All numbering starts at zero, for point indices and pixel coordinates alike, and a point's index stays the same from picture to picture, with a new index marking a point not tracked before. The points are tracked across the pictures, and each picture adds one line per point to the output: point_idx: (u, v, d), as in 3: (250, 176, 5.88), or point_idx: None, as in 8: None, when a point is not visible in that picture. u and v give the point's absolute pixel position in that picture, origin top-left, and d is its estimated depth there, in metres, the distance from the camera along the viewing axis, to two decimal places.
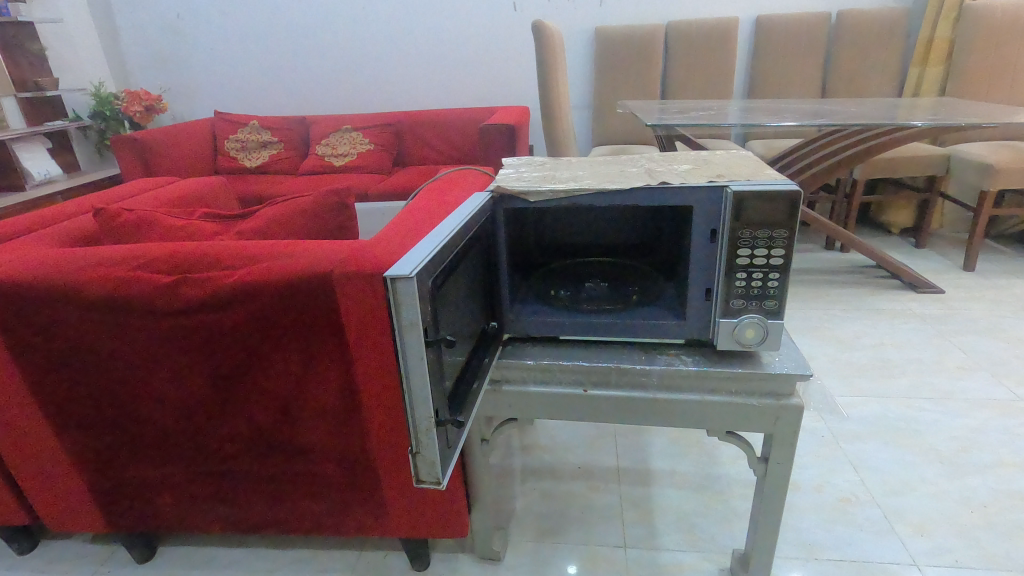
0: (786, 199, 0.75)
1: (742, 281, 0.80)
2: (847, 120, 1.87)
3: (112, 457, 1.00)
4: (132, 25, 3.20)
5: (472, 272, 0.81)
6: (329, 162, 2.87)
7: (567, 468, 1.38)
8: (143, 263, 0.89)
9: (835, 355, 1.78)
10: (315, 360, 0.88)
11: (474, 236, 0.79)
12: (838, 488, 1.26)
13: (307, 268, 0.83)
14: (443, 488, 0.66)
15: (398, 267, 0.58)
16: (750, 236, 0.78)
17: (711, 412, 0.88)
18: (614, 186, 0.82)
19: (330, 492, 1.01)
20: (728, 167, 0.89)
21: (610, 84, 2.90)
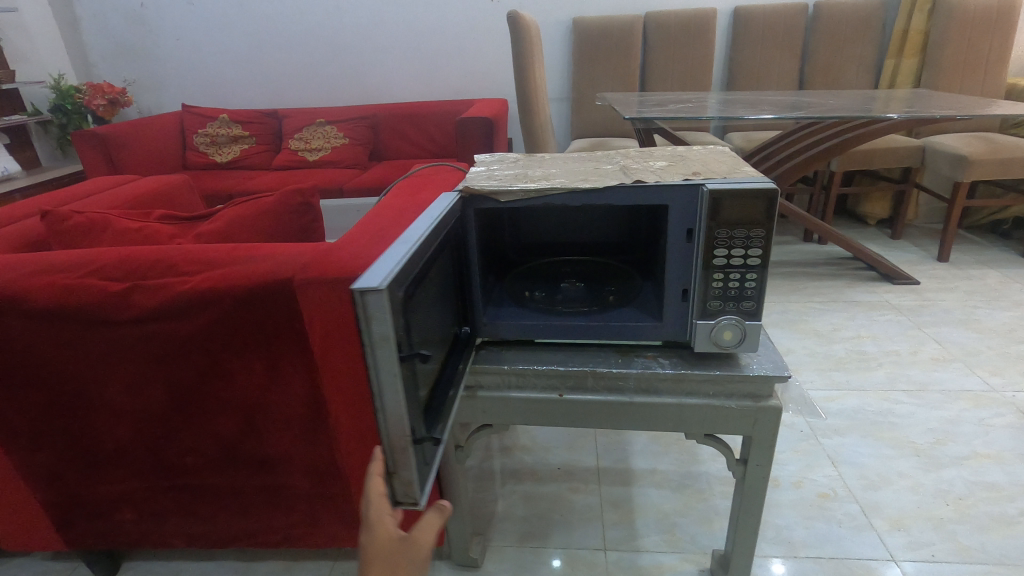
0: (764, 196, 0.73)
1: (719, 281, 0.78)
2: (824, 113, 1.87)
3: (66, 473, 0.95)
4: (94, 14, 3.07)
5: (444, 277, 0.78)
6: (303, 157, 2.80)
7: (547, 469, 1.36)
8: (95, 270, 0.84)
9: (814, 348, 1.79)
10: (280, 368, 0.84)
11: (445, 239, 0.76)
12: (817, 483, 1.26)
13: (267, 275, 0.79)
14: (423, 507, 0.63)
15: (367, 277, 0.54)
16: (726, 235, 0.75)
17: (689, 415, 0.86)
18: (586, 184, 0.79)
19: (299, 504, 0.97)
20: (705, 163, 0.86)
21: (589, 75, 2.87)
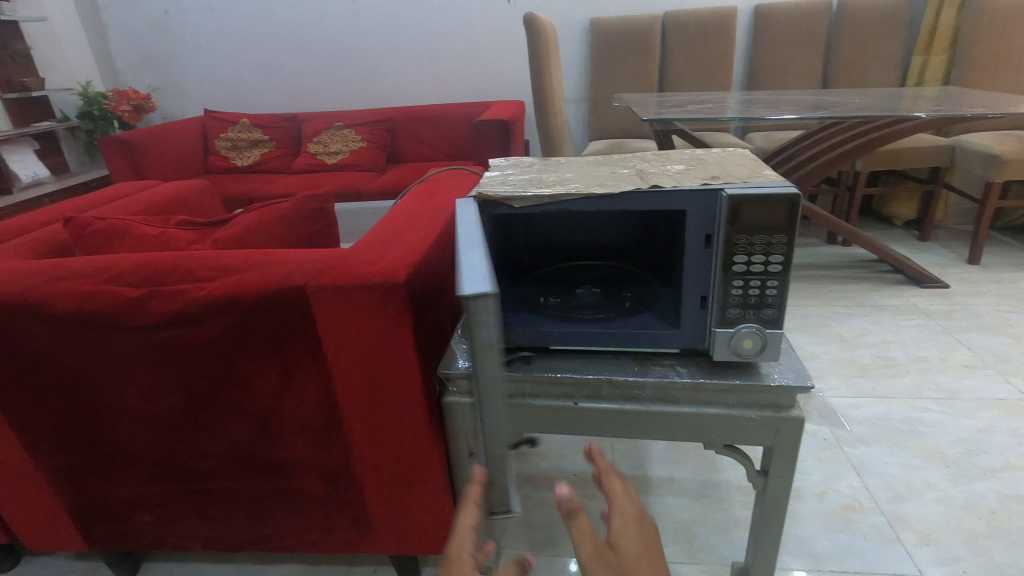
0: (785, 202, 0.70)
1: (738, 289, 0.76)
2: (848, 112, 1.82)
3: (86, 476, 0.97)
4: (120, 22, 3.14)
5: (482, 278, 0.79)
6: (321, 160, 2.82)
7: (563, 475, 1.34)
8: (114, 276, 0.85)
9: (838, 353, 1.74)
10: (294, 373, 0.84)
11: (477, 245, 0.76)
12: (841, 494, 1.23)
13: (280, 281, 0.79)
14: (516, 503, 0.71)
15: (467, 284, 0.55)
16: (746, 242, 0.73)
17: (708, 426, 0.84)
18: (601, 189, 0.78)
19: (313, 509, 0.97)
20: (724, 167, 0.84)
21: (606, 76, 2.84)
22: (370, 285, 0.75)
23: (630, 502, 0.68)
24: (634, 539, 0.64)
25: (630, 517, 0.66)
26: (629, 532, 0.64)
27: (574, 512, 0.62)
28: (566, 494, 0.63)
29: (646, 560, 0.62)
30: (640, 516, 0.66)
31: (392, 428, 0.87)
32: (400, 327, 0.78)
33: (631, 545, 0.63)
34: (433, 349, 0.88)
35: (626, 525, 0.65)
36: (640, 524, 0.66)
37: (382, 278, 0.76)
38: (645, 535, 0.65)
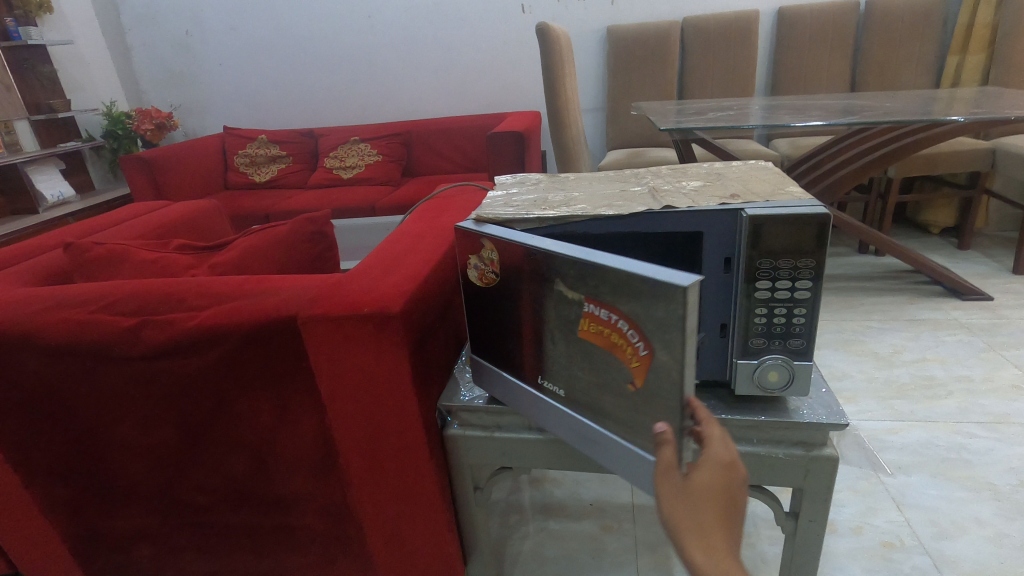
0: (813, 222, 0.63)
1: (762, 317, 0.69)
2: (880, 117, 1.73)
3: (84, 508, 0.94)
4: (144, 43, 3.21)
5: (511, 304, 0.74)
6: (337, 174, 2.82)
7: (578, 505, 1.28)
8: (107, 304, 0.83)
9: (873, 372, 1.64)
10: (290, 406, 0.80)
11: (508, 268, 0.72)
12: (880, 530, 1.13)
13: (273, 311, 0.75)
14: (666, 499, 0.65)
15: (666, 278, 0.52)
16: (770, 266, 0.66)
17: None
18: (610, 211, 0.73)
19: (313, 545, 0.93)
20: (745, 183, 0.78)
21: (624, 85, 2.78)
22: (364, 315, 0.71)
23: (723, 445, 0.56)
24: (712, 480, 0.54)
25: (717, 459, 0.55)
26: (710, 474, 0.54)
27: (666, 446, 0.54)
28: (665, 430, 0.54)
29: (722, 507, 0.53)
30: (730, 461, 0.55)
31: (391, 465, 0.82)
32: (397, 359, 0.73)
33: (708, 486, 0.53)
34: (434, 379, 0.84)
35: (711, 467, 0.54)
36: (727, 468, 0.55)
37: (377, 307, 0.71)
38: (729, 485, 0.54)
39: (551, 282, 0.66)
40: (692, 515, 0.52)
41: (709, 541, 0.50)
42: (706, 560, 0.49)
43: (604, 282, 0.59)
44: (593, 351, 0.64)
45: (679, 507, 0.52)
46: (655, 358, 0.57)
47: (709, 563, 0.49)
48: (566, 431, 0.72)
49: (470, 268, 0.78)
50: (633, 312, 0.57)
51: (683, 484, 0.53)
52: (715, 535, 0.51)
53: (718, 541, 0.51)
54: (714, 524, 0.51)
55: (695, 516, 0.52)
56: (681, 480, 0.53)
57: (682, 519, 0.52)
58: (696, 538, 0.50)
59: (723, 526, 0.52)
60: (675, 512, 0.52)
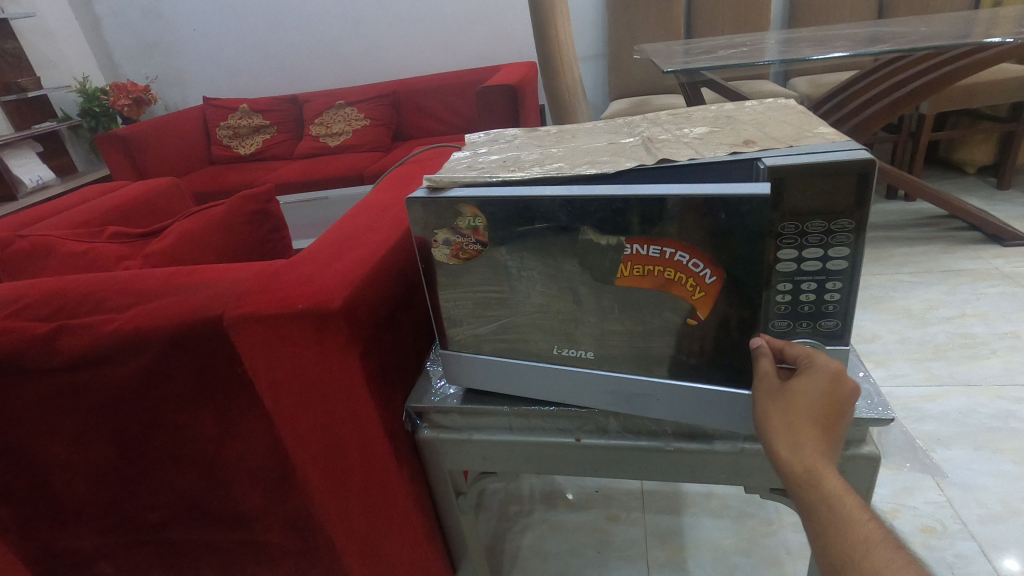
0: (851, 172, 0.49)
1: (785, 295, 0.56)
2: (913, 44, 1.53)
3: (32, 528, 0.85)
4: (113, 12, 3.03)
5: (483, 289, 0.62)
6: (324, 142, 2.67)
7: (582, 493, 1.18)
8: (18, 308, 0.71)
9: (906, 332, 1.49)
10: (233, 417, 0.70)
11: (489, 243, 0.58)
12: (919, 513, 1.02)
13: (197, 311, 0.64)
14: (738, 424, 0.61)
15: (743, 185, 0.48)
16: (795, 230, 0.52)
17: (748, 466, 0.66)
18: (592, 169, 0.57)
19: (283, 560, 0.84)
20: (762, 125, 0.63)
21: (625, 26, 2.55)
22: (300, 313, 0.59)
23: (830, 358, 0.52)
24: (814, 385, 0.50)
25: (824, 367, 0.51)
26: (811, 379, 0.51)
27: (765, 358, 0.53)
28: (761, 343, 0.54)
29: (822, 412, 0.50)
30: (842, 372, 0.51)
31: (355, 479, 0.71)
32: (345, 365, 0.61)
33: (808, 389, 0.50)
34: (398, 379, 0.72)
35: (817, 377, 0.51)
36: (835, 376, 0.51)
37: (315, 304, 0.59)
38: (835, 396, 0.50)
39: (571, 237, 0.55)
40: (781, 413, 0.50)
41: (797, 435, 0.49)
42: (787, 452, 0.48)
43: (656, 215, 0.51)
44: (634, 297, 0.57)
45: (772, 406, 0.51)
46: (727, 282, 0.52)
47: (791, 456, 0.48)
48: (598, 397, 0.64)
49: (435, 246, 0.60)
50: (698, 237, 0.51)
51: (780, 388, 0.52)
52: (805, 432, 0.48)
53: (808, 437, 0.48)
54: (806, 423, 0.49)
55: (789, 420, 0.50)
56: (780, 386, 0.52)
57: (775, 419, 0.50)
58: (784, 431, 0.49)
59: (817, 426, 0.49)
60: (766, 411, 0.51)
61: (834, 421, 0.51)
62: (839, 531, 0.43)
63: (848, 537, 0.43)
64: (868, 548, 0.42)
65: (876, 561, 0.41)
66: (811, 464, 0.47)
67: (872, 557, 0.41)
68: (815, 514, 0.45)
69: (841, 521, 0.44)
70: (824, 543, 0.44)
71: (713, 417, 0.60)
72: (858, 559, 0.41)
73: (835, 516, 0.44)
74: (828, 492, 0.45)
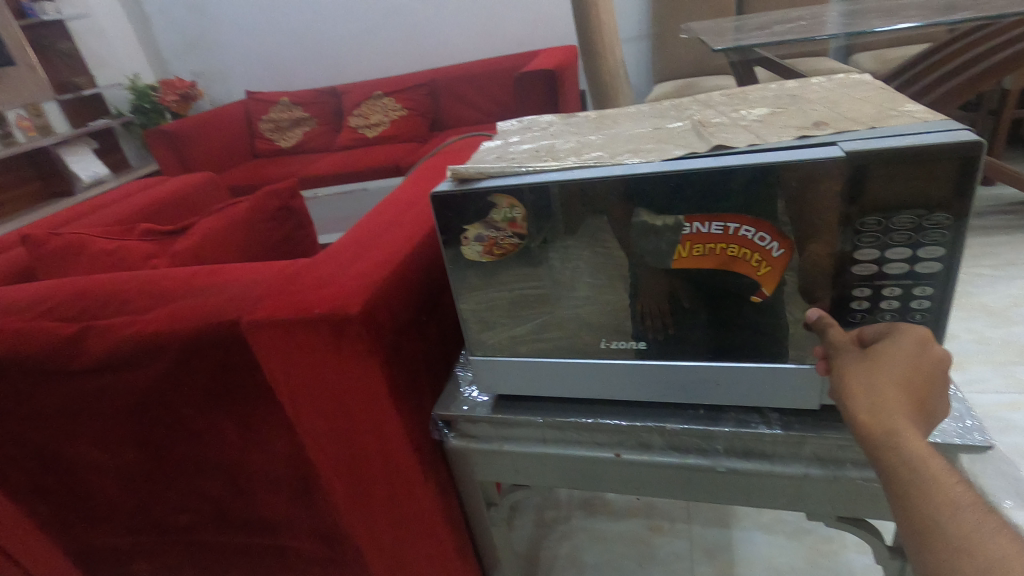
0: (952, 157, 0.41)
1: (861, 303, 0.48)
2: (999, 10, 1.37)
3: (70, 525, 0.86)
4: (161, 10, 3.10)
5: (517, 288, 0.56)
6: (362, 133, 2.66)
7: (623, 500, 1.11)
8: (46, 309, 0.71)
9: (985, 331, 1.35)
10: (253, 424, 0.67)
11: (527, 236, 0.53)
12: None
13: (214, 316, 0.61)
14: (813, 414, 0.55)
15: (816, 154, 0.43)
16: (878, 226, 0.44)
17: (814, 491, 0.58)
18: (638, 157, 0.50)
19: (309, 566, 0.82)
20: (833, 104, 0.55)
21: (671, 4, 2.42)
22: (316, 319, 0.55)
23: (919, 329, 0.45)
24: (900, 348, 0.43)
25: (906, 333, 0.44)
26: (893, 344, 0.44)
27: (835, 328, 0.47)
28: (819, 314, 0.48)
29: (912, 378, 0.42)
30: (930, 338, 0.44)
31: (378, 489, 0.67)
32: (362, 372, 0.57)
33: (894, 352, 0.43)
34: (424, 385, 0.68)
35: (903, 341, 0.44)
36: (921, 342, 0.44)
37: (331, 309, 0.55)
38: (925, 362, 0.43)
39: (621, 218, 0.50)
40: (859, 373, 0.43)
41: (876, 392, 0.41)
42: (866, 412, 0.40)
43: (718, 190, 0.46)
44: (693, 281, 0.51)
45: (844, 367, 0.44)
46: (798, 255, 0.47)
47: (871, 416, 0.40)
48: (650, 390, 0.58)
49: (466, 244, 0.55)
50: (765, 209, 0.46)
51: (853, 352, 0.45)
52: (889, 391, 0.41)
53: (891, 395, 0.41)
54: (888, 380, 0.41)
55: (868, 379, 0.42)
56: (859, 352, 0.45)
57: (852, 380, 0.43)
58: (859, 388, 0.42)
59: (903, 387, 0.41)
60: (842, 374, 0.44)
61: (926, 394, 0.42)
62: (919, 488, 0.35)
63: (932, 495, 0.34)
64: (955, 505, 0.33)
65: (967, 521, 0.32)
66: (894, 423, 0.39)
67: (962, 514, 0.33)
68: (892, 473, 0.37)
69: (923, 478, 0.35)
70: (904, 505, 0.35)
71: (779, 397, 0.54)
72: (944, 519, 0.33)
73: (918, 473, 0.35)
74: (910, 450, 0.37)
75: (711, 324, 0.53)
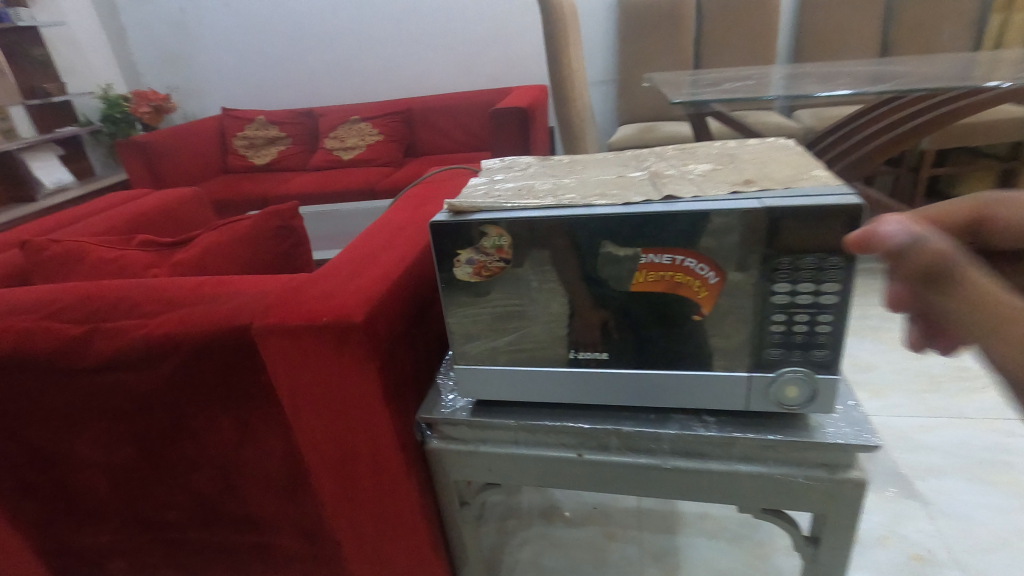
0: (843, 215, 0.53)
1: (779, 326, 0.59)
2: (914, 84, 1.58)
3: (52, 523, 0.89)
4: (138, 23, 3.12)
5: (499, 304, 0.66)
6: (338, 155, 2.73)
7: (581, 509, 1.20)
8: (55, 311, 0.75)
9: (903, 363, 1.52)
10: (251, 422, 0.73)
11: (512, 259, 0.62)
12: (909, 541, 1.04)
13: (226, 320, 0.68)
14: (742, 420, 0.67)
15: (742, 206, 0.55)
16: (789, 266, 0.56)
17: (742, 487, 0.69)
18: (605, 200, 0.61)
19: (290, 563, 0.87)
20: (763, 165, 0.67)
21: (636, 54, 2.62)
22: (323, 326, 0.63)
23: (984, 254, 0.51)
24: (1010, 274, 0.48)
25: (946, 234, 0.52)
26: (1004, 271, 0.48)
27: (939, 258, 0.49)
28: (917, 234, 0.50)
29: None
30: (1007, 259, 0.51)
31: (365, 486, 0.74)
32: (360, 375, 0.65)
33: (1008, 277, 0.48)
34: (410, 392, 0.76)
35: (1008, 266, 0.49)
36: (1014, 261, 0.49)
37: (337, 317, 0.63)
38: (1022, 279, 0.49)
39: (592, 248, 0.60)
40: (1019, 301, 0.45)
41: None
42: None
43: (667, 229, 0.57)
44: (647, 301, 0.62)
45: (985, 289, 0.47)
46: (728, 284, 0.59)
47: None
48: (610, 396, 0.68)
49: (458, 265, 0.64)
50: (703, 246, 0.57)
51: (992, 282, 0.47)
52: None
53: None
54: None
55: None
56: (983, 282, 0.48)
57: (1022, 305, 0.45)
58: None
59: None
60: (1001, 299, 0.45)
61: None
62: None
63: None
64: None
65: None
66: None
67: None
68: None
69: None
70: None
71: (715, 399, 0.65)
72: None
73: None
74: None
75: (660, 338, 0.64)
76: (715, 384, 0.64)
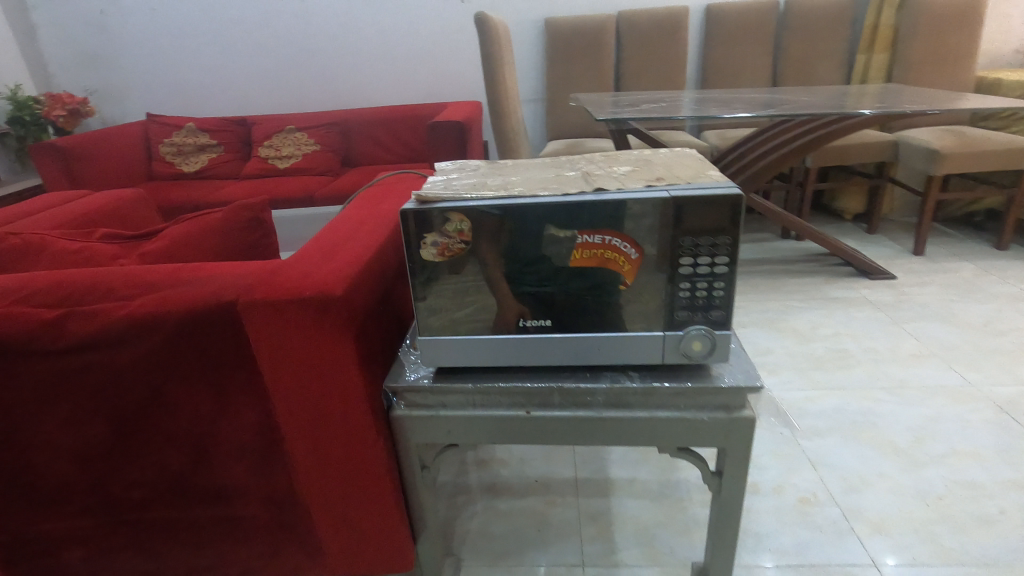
0: (728, 203, 0.69)
1: (685, 292, 0.74)
2: (796, 110, 1.86)
3: (5, 512, 0.89)
4: (50, 23, 2.97)
5: (461, 280, 0.77)
6: (273, 164, 2.73)
7: (524, 482, 1.32)
8: (27, 295, 0.78)
9: (793, 347, 1.77)
10: (228, 394, 0.80)
11: (472, 240, 0.74)
12: (798, 488, 1.23)
13: (209, 298, 0.74)
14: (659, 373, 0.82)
15: (654, 195, 0.70)
16: (691, 243, 0.71)
17: (661, 431, 0.84)
18: (548, 191, 0.74)
19: (256, 535, 0.92)
20: (671, 167, 0.84)
21: (563, 75, 2.84)
22: (305, 301, 0.71)
23: None
24: None
25: None
26: None
27: None
28: None
29: None
30: None
31: (336, 450, 0.82)
32: (337, 344, 0.74)
33: None
34: (377, 364, 0.85)
35: None
36: None
37: (317, 292, 0.72)
38: None
39: (537, 231, 0.73)
40: None
41: None
42: None
43: (598, 215, 0.71)
44: (583, 275, 0.76)
45: None
46: (646, 258, 0.73)
47: None
48: (552, 358, 0.81)
49: (425, 247, 0.75)
50: (626, 228, 0.72)
51: None
52: None
53: None
54: None
55: None
56: None
57: None
58: None
59: None
60: None
61: None
62: None
63: None
64: None
65: None
66: None
67: None
68: None
69: None
70: None
71: (638, 356, 0.79)
72: None
73: None
74: None
75: (593, 306, 0.77)
76: (638, 343, 0.78)
